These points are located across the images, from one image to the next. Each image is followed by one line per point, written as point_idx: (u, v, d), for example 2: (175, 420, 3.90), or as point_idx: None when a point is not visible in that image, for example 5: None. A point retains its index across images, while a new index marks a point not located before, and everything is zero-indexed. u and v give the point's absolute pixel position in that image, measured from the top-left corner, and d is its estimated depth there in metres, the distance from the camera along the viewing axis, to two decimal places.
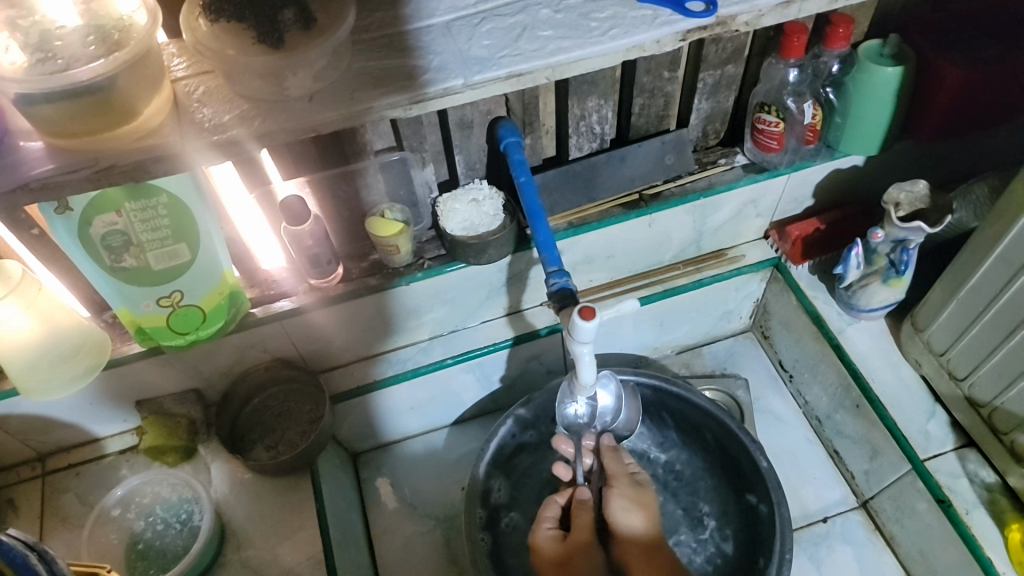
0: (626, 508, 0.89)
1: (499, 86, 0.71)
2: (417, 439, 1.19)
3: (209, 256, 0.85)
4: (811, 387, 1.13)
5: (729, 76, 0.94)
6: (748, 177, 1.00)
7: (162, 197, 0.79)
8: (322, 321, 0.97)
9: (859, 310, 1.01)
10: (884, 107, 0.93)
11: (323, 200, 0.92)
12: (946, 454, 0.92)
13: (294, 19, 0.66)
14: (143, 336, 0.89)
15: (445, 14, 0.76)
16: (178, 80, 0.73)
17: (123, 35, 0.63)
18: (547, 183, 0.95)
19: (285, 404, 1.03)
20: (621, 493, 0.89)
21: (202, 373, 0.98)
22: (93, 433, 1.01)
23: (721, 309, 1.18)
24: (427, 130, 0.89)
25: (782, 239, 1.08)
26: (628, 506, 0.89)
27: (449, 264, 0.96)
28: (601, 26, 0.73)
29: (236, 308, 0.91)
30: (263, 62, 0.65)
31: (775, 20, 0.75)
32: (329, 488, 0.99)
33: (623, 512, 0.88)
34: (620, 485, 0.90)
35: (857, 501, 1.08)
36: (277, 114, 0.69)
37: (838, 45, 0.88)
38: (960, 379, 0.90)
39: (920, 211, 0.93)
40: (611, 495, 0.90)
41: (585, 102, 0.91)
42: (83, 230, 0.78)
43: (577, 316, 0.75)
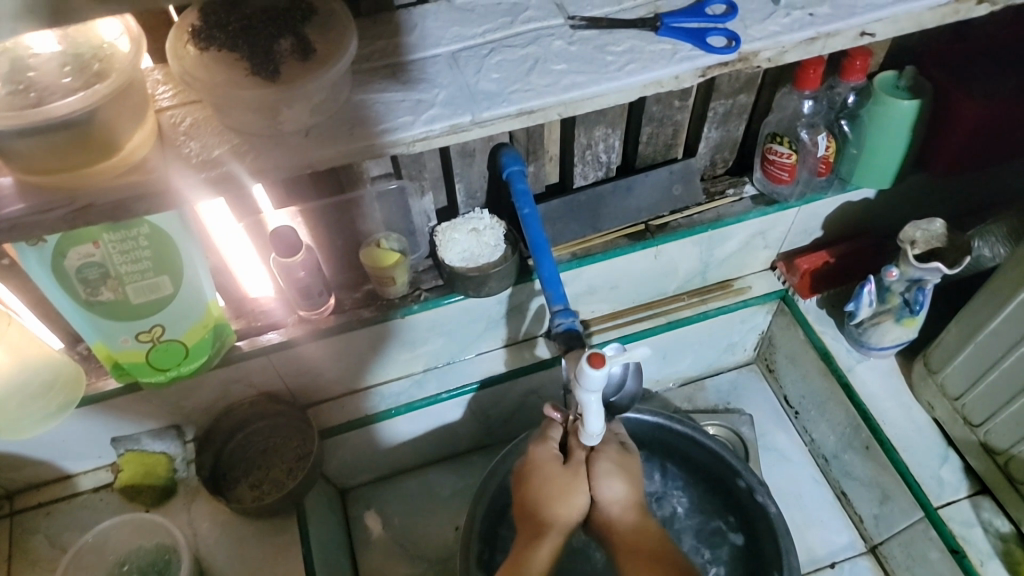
0: (612, 478, 0.82)
1: (509, 123, 0.68)
2: (410, 474, 1.14)
3: (193, 288, 0.80)
4: (818, 425, 1.10)
5: (740, 105, 0.91)
6: (757, 209, 0.97)
7: (143, 229, 0.74)
8: (312, 355, 0.92)
9: (870, 348, 1.00)
10: (897, 139, 0.90)
11: (315, 229, 0.87)
12: (960, 501, 0.90)
13: (292, 50, 0.62)
14: (120, 372, 0.84)
15: (451, 43, 0.72)
16: (163, 110, 0.68)
17: (104, 65, 0.58)
18: (550, 214, 0.91)
19: (270, 439, 0.98)
20: (606, 457, 0.83)
21: (183, 409, 0.93)
22: (66, 470, 0.96)
23: (725, 341, 1.15)
24: (426, 158, 0.84)
25: (790, 272, 1.05)
26: (611, 472, 0.82)
27: (447, 296, 0.92)
28: (618, 60, 0.69)
29: (220, 341, 0.86)
30: (257, 96, 0.60)
31: (798, 56, 0.72)
32: (317, 531, 0.95)
33: (606, 479, 0.82)
34: (606, 450, 0.84)
35: (865, 545, 1.05)
36: (271, 150, 0.65)
37: (855, 77, 0.86)
38: (975, 425, 0.89)
39: (937, 249, 0.91)
40: (596, 457, 0.83)
41: (593, 131, 0.87)
42: (57, 263, 0.73)
43: (586, 363, 0.72)
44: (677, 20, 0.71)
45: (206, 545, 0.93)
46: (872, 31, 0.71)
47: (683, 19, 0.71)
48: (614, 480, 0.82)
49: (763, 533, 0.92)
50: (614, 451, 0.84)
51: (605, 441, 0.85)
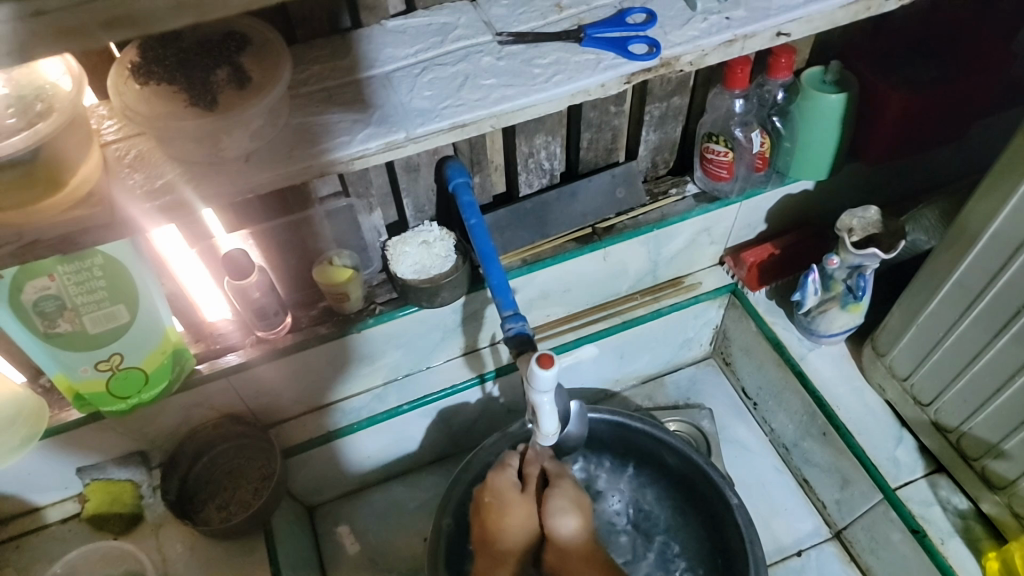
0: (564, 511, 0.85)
1: (443, 137, 0.70)
2: (380, 487, 1.16)
3: (149, 316, 0.82)
4: (776, 415, 1.13)
5: (675, 107, 0.94)
6: (700, 207, 1.00)
7: (97, 258, 0.76)
8: (271, 375, 0.94)
9: (820, 336, 1.03)
10: (828, 133, 0.94)
11: (268, 250, 0.89)
12: (917, 481, 0.93)
13: (227, 79, 0.64)
14: (81, 402, 0.86)
15: (386, 64, 0.75)
16: (108, 144, 0.70)
17: (47, 105, 0.61)
18: (498, 223, 0.94)
19: (234, 461, 0.99)
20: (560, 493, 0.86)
21: (148, 435, 0.94)
22: (32, 503, 0.96)
23: (681, 337, 1.18)
24: (372, 174, 0.87)
25: (738, 266, 1.09)
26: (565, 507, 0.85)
27: (402, 308, 0.94)
28: (544, 72, 0.72)
29: (180, 366, 0.88)
30: (197, 126, 0.63)
31: (719, 59, 0.75)
32: (286, 549, 0.95)
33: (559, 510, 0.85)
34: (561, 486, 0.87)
35: (830, 531, 1.08)
36: (212, 177, 0.67)
37: (781, 74, 0.89)
38: (925, 405, 0.92)
39: (874, 235, 0.94)
40: (551, 494, 0.86)
41: (533, 140, 0.90)
42: (14, 296, 0.74)
43: (536, 364, 0.74)
44: (600, 30, 0.74)
45: (175, 570, 0.93)
46: (787, 30, 0.75)
47: (605, 29, 0.74)
48: (567, 514, 0.85)
49: (729, 526, 0.93)
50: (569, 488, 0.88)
51: (561, 476, 0.89)
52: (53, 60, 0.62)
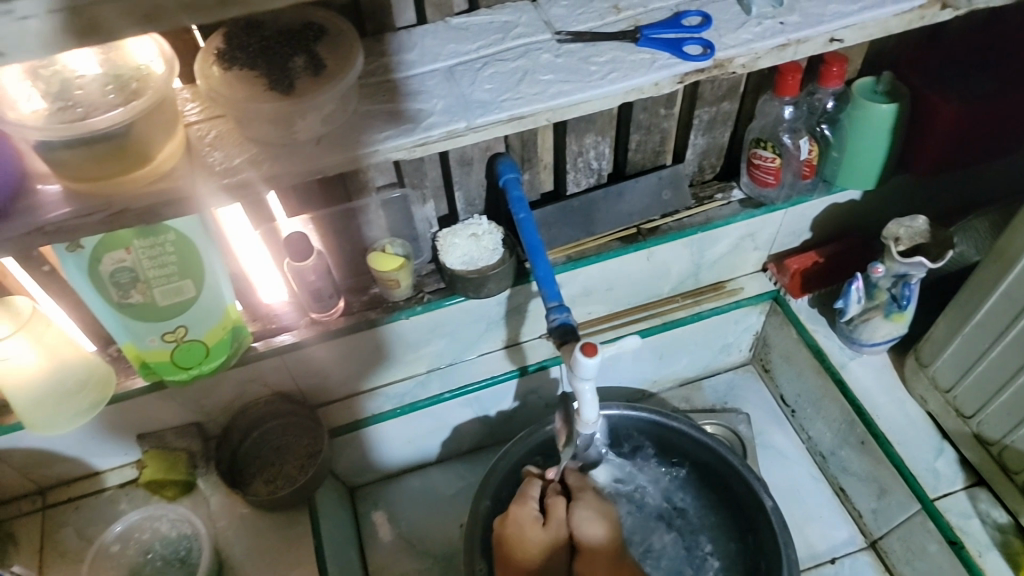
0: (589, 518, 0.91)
1: (501, 129, 0.74)
2: (417, 473, 1.19)
3: (213, 292, 0.87)
4: (814, 422, 1.13)
5: (725, 112, 0.96)
6: (745, 212, 1.01)
7: (170, 235, 0.80)
8: (321, 355, 0.98)
9: (861, 344, 1.03)
10: (878, 142, 0.95)
11: (326, 235, 0.94)
12: (956, 493, 0.92)
13: (304, 66, 0.69)
14: (146, 370, 0.90)
15: (449, 59, 0.79)
16: (191, 124, 0.75)
17: (141, 84, 0.66)
18: (545, 219, 0.97)
19: (283, 438, 1.03)
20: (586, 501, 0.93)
21: (204, 407, 0.99)
22: (94, 467, 1.02)
23: (720, 342, 1.19)
24: (427, 167, 0.91)
25: (781, 273, 1.09)
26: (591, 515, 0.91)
27: (449, 298, 0.97)
28: (600, 69, 0.75)
29: (239, 342, 0.93)
30: (274, 107, 0.67)
31: (772, 62, 0.77)
32: (328, 524, 1.00)
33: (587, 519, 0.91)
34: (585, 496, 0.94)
35: (865, 541, 1.08)
36: (285, 157, 0.72)
37: (833, 83, 0.90)
38: (968, 417, 0.91)
39: (920, 245, 0.95)
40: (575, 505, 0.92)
41: (584, 139, 0.92)
42: (93, 267, 0.79)
43: (579, 352, 0.76)
44: (656, 31, 0.77)
45: (225, 537, 0.98)
46: (841, 37, 0.76)
47: (661, 30, 0.77)
48: (593, 519, 0.91)
49: (762, 526, 0.95)
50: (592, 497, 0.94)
51: (582, 489, 0.95)
52: (144, 37, 0.67)
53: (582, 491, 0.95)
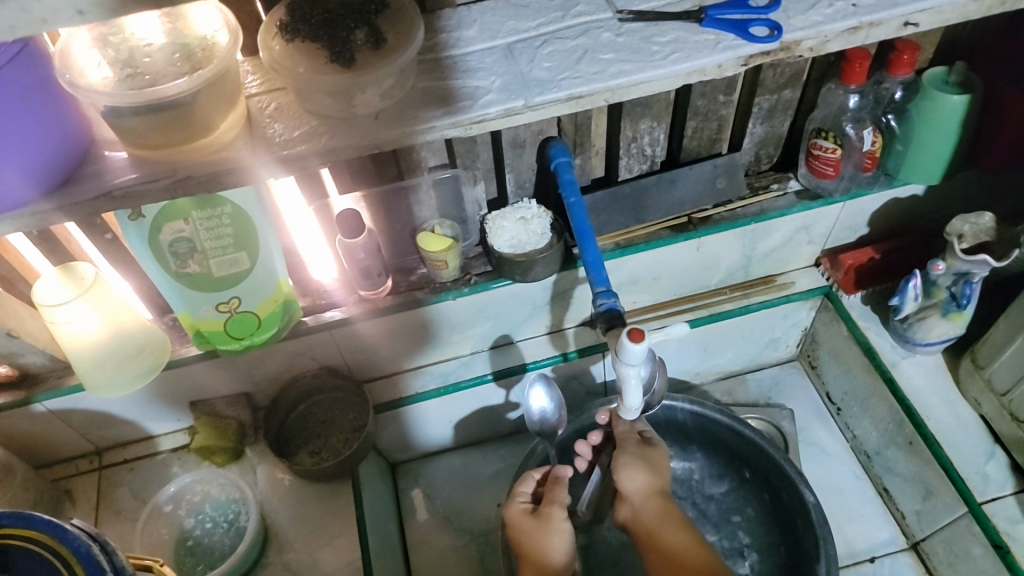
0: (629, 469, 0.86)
1: (558, 108, 0.73)
2: (456, 452, 1.20)
3: (267, 265, 0.88)
4: (860, 421, 1.11)
5: (786, 101, 0.94)
6: (801, 203, 0.98)
7: (227, 207, 0.82)
8: (369, 332, 0.99)
9: (915, 344, 1.00)
10: (946, 134, 0.91)
11: (377, 214, 0.94)
12: (1005, 498, 0.90)
13: (364, 40, 0.69)
14: (201, 339, 0.93)
15: (507, 36, 0.78)
16: (252, 96, 0.77)
17: (207, 55, 0.67)
18: (596, 205, 0.96)
19: (328, 412, 1.05)
20: (625, 450, 0.88)
21: (254, 378, 1.01)
22: (148, 431, 1.06)
23: (768, 336, 1.17)
24: (480, 148, 0.91)
25: (834, 268, 1.07)
26: (630, 463, 0.87)
27: (495, 280, 0.97)
28: (662, 49, 0.74)
29: (289, 316, 0.94)
30: (334, 81, 0.68)
31: (841, 46, 0.74)
32: (370, 497, 1.02)
33: (626, 469, 0.86)
34: (624, 444, 0.89)
35: (906, 542, 1.05)
36: (343, 131, 0.73)
37: (902, 71, 0.87)
38: (1023, 422, 0.89)
39: (985, 243, 0.92)
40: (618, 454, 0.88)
41: (638, 124, 0.91)
42: (153, 236, 0.81)
43: (626, 338, 0.75)
44: (722, 12, 0.76)
45: (270, 504, 1.01)
46: (915, 22, 0.73)
47: (727, 11, 0.75)
48: (635, 469, 0.86)
49: (802, 525, 0.94)
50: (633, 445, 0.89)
51: (624, 437, 0.91)
52: (206, 3, 0.69)
53: (626, 441, 0.90)
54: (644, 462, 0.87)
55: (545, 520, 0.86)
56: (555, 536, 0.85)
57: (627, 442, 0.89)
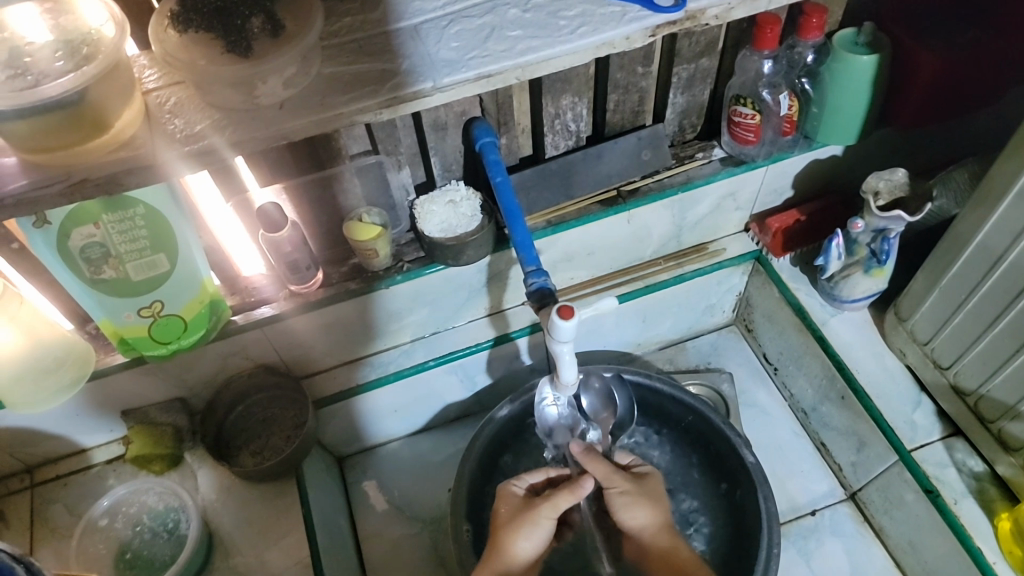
0: (627, 507, 0.83)
1: (469, 87, 0.74)
2: (405, 441, 1.20)
3: (188, 265, 0.85)
4: (796, 379, 1.14)
5: (704, 69, 0.94)
6: (726, 170, 1.00)
7: (139, 208, 0.79)
8: (302, 327, 0.97)
9: (842, 301, 1.03)
10: (859, 95, 0.93)
11: (300, 205, 0.92)
12: (933, 444, 0.93)
13: (262, 27, 0.68)
14: (126, 346, 0.90)
15: (414, 17, 0.78)
16: (150, 91, 0.75)
17: (92, 49, 0.64)
18: (524, 183, 0.95)
19: (268, 410, 1.04)
20: (621, 490, 0.84)
21: (187, 382, 0.99)
22: (80, 444, 1.02)
23: (705, 303, 1.19)
24: (401, 132, 0.89)
25: (763, 232, 1.09)
26: (631, 502, 0.83)
27: (428, 266, 0.96)
28: (570, 24, 0.76)
29: (217, 316, 0.91)
30: (232, 71, 0.67)
31: (746, 13, 0.78)
32: (316, 494, 1.02)
33: (626, 509, 0.83)
34: (619, 485, 0.84)
35: (845, 493, 1.09)
36: (246, 123, 0.72)
37: (813, 35, 0.88)
38: (945, 368, 0.92)
39: (900, 199, 0.95)
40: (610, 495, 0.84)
41: (560, 100, 0.91)
42: (62, 243, 0.78)
43: (556, 316, 0.75)
44: None
45: (213, 509, 1.00)
46: None
47: None
48: (635, 507, 0.83)
49: (744, 484, 0.97)
50: (627, 482, 0.84)
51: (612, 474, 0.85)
52: None
53: (615, 478, 0.84)
54: (646, 499, 0.84)
55: (525, 512, 0.83)
56: (525, 527, 0.82)
57: (619, 478, 0.84)
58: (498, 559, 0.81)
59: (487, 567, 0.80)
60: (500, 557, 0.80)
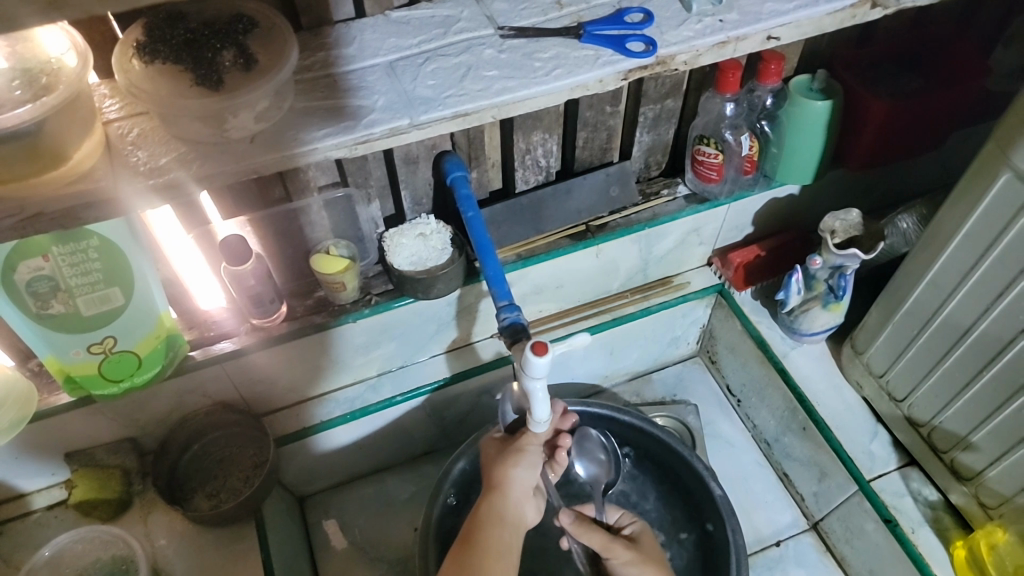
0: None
1: (446, 125, 0.74)
2: (369, 478, 1.17)
3: (144, 299, 0.81)
4: (759, 411, 1.17)
5: (669, 110, 0.97)
6: (690, 207, 1.03)
7: (93, 240, 0.75)
8: (265, 362, 0.94)
9: (802, 334, 1.06)
10: (814, 138, 0.98)
11: (266, 238, 0.89)
12: (890, 473, 0.97)
13: (233, 61, 0.67)
14: (72, 385, 0.84)
15: (388, 54, 0.78)
16: (111, 122, 0.72)
17: (52, 79, 0.62)
18: (494, 218, 0.95)
19: (226, 450, 0.99)
20: (624, 561, 0.87)
21: (137, 421, 0.94)
22: (17, 489, 0.95)
23: (669, 336, 1.21)
24: (371, 165, 0.88)
25: (725, 266, 1.12)
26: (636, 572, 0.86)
27: (397, 299, 0.94)
28: (544, 65, 0.77)
29: (174, 352, 0.87)
30: (202, 104, 0.65)
31: (712, 59, 0.80)
32: (276, 538, 0.97)
33: None
34: (619, 555, 0.88)
35: (807, 523, 1.12)
36: (216, 156, 0.70)
37: (771, 80, 0.92)
38: (900, 401, 0.96)
39: (855, 237, 1.00)
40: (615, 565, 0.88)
41: (531, 136, 0.91)
42: (7, 276, 0.73)
43: (530, 352, 0.75)
44: (599, 28, 0.79)
45: (165, 556, 0.94)
46: (777, 35, 0.80)
47: (604, 27, 0.79)
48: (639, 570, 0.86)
49: (711, 517, 0.98)
50: (627, 552, 0.88)
51: (611, 544, 0.88)
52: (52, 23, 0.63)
53: (615, 547, 0.88)
54: (649, 564, 0.87)
55: (514, 445, 0.86)
56: (514, 461, 0.84)
57: (619, 548, 0.88)
58: (493, 495, 0.83)
59: (482, 506, 0.82)
60: (497, 491, 0.83)
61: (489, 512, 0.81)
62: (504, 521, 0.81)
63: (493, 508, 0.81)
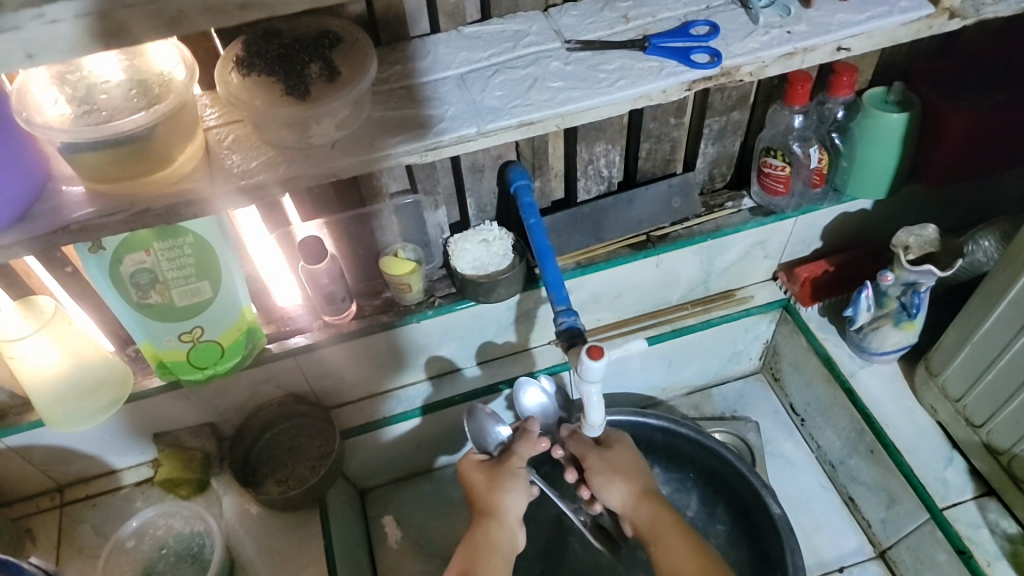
0: (604, 486, 0.87)
1: (511, 133, 0.78)
2: (426, 476, 1.21)
3: (229, 293, 0.88)
4: (824, 431, 1.13)
5: (735, 122, 0.97)
6: (755, 220, 1.02)
7: (188, 238, 0.82)
8: (335, 357, 0.99)
9: (871, 353, 1.03)
10: (887, 150, 0.95)
11: (340, 239, 0.95)
12: (965, 503, 0.92)
13: (319, 73, 0.73)
14: (164, 370, 0.92)
15: (460, 66, 0.83)
16: (210, 128, 0.79)
17: (163, 90, 0.69)
18: (555, 226, 0.98)
19: (295, 439, 1.05)
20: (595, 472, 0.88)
21: (218, 407, 1.01)
22: (111, 465, 1.05)
23: (730, 350, 1.19)
24: (440, 173, 0.92)
25: (791, 281, 1.10)
26: (607, 482, 0.87)
27: (459, 302, 0.98)
28: (609, 77, 0.79)
29: (253, 343, 0.94)
30: (290, 113, 0.71)
31: (779, 70, 0.80)
32: (338, 525, 1.02)
33: (605, 489, 0.87)
34: (591, 465, 0.88)
35: (874, 550, 1.07)
36: (301, 160, 0.75)
37: (843, 92, 0.89)
38: (977, 426, 0.91)
39: (931, 253, 0.96)
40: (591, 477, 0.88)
41: (594, 147, 0.94)
42: (114, 268, 0.81)
43: (584, 355, 0.76)
44: (664, 40, 0.81)
45: (237, 536, 1.00)
46: (848, 46, 0.79)
47: (669, 39, 0.81)
48: None
49: (770, 539, 0.95)
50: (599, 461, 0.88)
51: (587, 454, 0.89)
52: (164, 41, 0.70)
53: (589, 458, 0.89)
54: (617, 475, 0.87)
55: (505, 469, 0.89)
56: (509, 485, 0.87)
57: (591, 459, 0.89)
58: (491, 520, 0.84)
59: (477, 532, 0.83)
60: (492, 517, 0.84)
61: (484, 536, 0.82)
62: (504, 547, 0.83)
63: (488, 533, 0.83)
